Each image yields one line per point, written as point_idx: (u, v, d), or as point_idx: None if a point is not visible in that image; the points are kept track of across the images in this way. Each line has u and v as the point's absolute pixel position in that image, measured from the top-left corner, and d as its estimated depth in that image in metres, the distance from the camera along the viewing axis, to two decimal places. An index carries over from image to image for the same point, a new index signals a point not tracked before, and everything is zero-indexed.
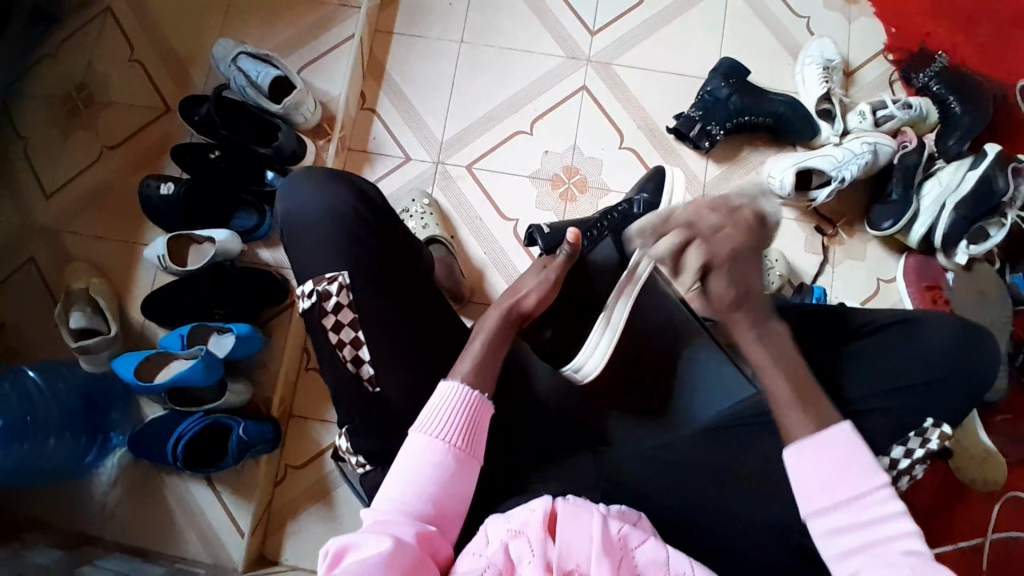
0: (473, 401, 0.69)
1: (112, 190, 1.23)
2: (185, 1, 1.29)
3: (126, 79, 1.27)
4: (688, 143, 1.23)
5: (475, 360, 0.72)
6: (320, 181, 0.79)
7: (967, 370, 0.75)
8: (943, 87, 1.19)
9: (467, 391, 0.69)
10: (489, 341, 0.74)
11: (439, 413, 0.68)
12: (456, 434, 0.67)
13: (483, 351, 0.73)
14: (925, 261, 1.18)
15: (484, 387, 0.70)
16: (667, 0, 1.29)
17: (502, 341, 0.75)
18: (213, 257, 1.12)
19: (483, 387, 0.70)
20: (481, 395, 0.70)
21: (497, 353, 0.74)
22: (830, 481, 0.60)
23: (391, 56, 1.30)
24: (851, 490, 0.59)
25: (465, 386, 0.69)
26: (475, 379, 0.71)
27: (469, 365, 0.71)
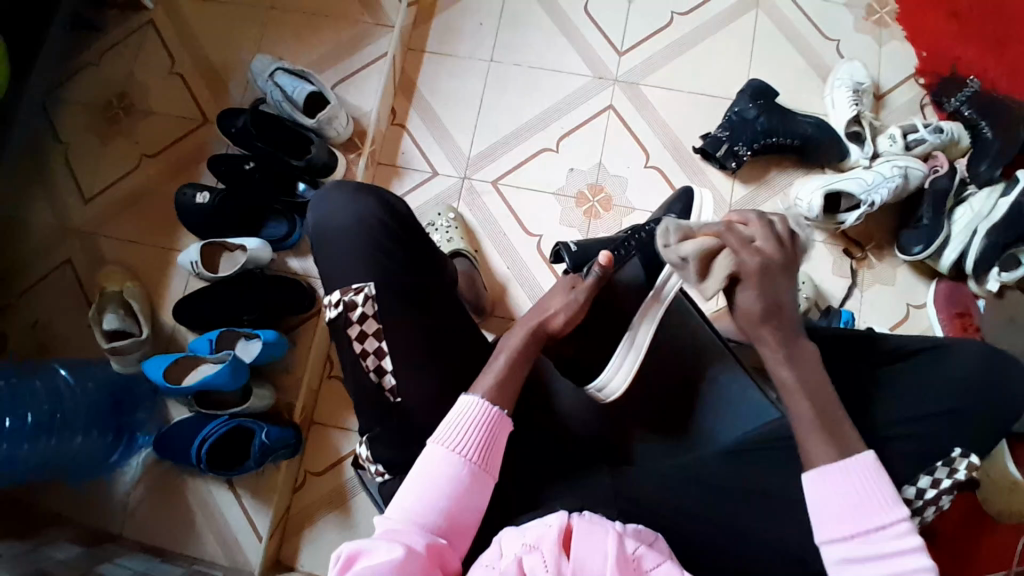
0: (492, 416, 0.69)
1: (149, 196, 1.27)
2: (227, 18, 1.34)
3: (168, 91, 1.32)
4: (714, 164, 1.23)
5: (497, 376, 0.73)
6: (351, 193, 0.82)
7: (1000, 401, 0.73)
8: (975, 112, 1.19)
9: (486, 405, 0.69)
10: (513, 358, 0.75)
11: (461, 424, 0.68)
12: (473, 449, 0.68)
13: (505, 367, 0.74)
14: (955, 288, 1.15)
15: (505, 403, 0.71)
16: (695, 22, 1.30)
17: (525, 359, 0.76)
18: (244, 264, 1.15)
19: (503, 404, 0.71)
20: (501, 413, 0.70)
21: (520, 371, 0.74)
22: (846, 513, 0.63)
23: (421, 72, 1.32)
24: (870, 523, 0.62)
25: (486, 402, 0.70)
26: (496, 395, 0.71)
27: (490, 381, 0.72)
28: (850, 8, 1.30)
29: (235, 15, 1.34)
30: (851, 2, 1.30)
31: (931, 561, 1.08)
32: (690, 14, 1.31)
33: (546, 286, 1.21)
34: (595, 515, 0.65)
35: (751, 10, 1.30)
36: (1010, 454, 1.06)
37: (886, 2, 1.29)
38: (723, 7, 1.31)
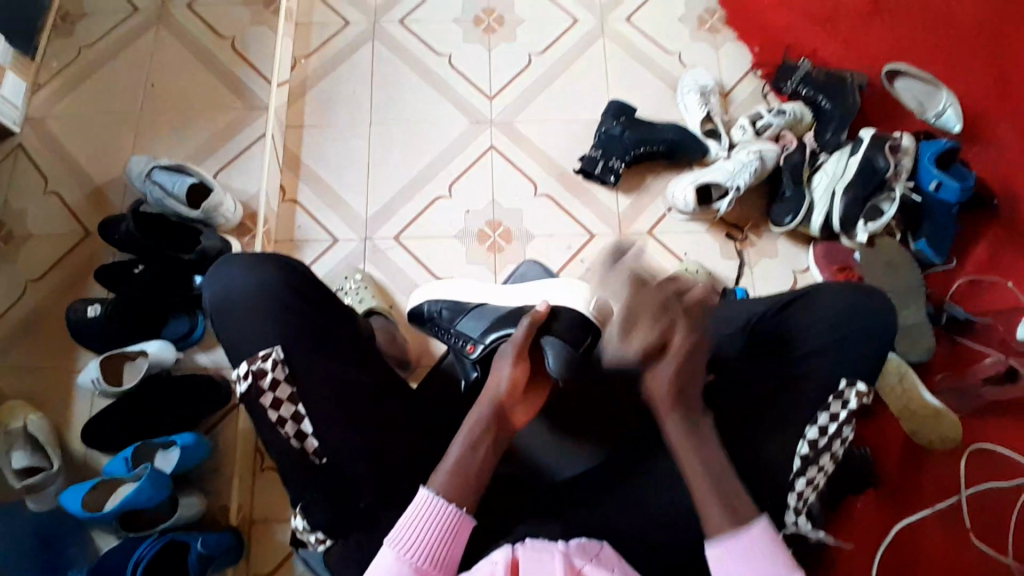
0: (451, 515, 0.66)
1: (42, 320, 1.21)
2: (99, 130, 1.33)
3: (46, 212, 1.27)
4: (596, 181, 1.32)
5: (450, 469, 0.69)
6: (247, 264, 0.81)
7: (869, 321, 0.81)
8: (811, 89, 1.34)
9: (442, 503, 0.67)
10: (468, 447, 0.71)
11: (414, 514, 0.66)
12: (421, 554, 0.65)
13: (459, 457, 0.70)
14: (830, 246, 1.28)
15: (465, 501, 0.68)
16: (552, 58, 1.41)
17: (485, 444, 0.71)
18: (148, 369, 1.11)
19: (461, 500, 0.68)
20: (458, 509, 0.67)
21: (477, 459, 0.70)
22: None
23: (304, 146, 1.35)
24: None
25: (439, 497, 0.67)
26: (452, 490, 0.68)
27: (445, 473, 0.69)
28: (683, 23, 1.45)
29: (104, 125, 1.33)
30: (683, 18, 1.46)
31: (880, 502, 1.15)
32: (545, 52, 1.42)
33: None
34: (538, 540, 0.66)
35: (599, 40, 1.43)
36: (926, 385, 1.16)
37: (712, 13, 1.46)
38: (573, 40, 1.43)
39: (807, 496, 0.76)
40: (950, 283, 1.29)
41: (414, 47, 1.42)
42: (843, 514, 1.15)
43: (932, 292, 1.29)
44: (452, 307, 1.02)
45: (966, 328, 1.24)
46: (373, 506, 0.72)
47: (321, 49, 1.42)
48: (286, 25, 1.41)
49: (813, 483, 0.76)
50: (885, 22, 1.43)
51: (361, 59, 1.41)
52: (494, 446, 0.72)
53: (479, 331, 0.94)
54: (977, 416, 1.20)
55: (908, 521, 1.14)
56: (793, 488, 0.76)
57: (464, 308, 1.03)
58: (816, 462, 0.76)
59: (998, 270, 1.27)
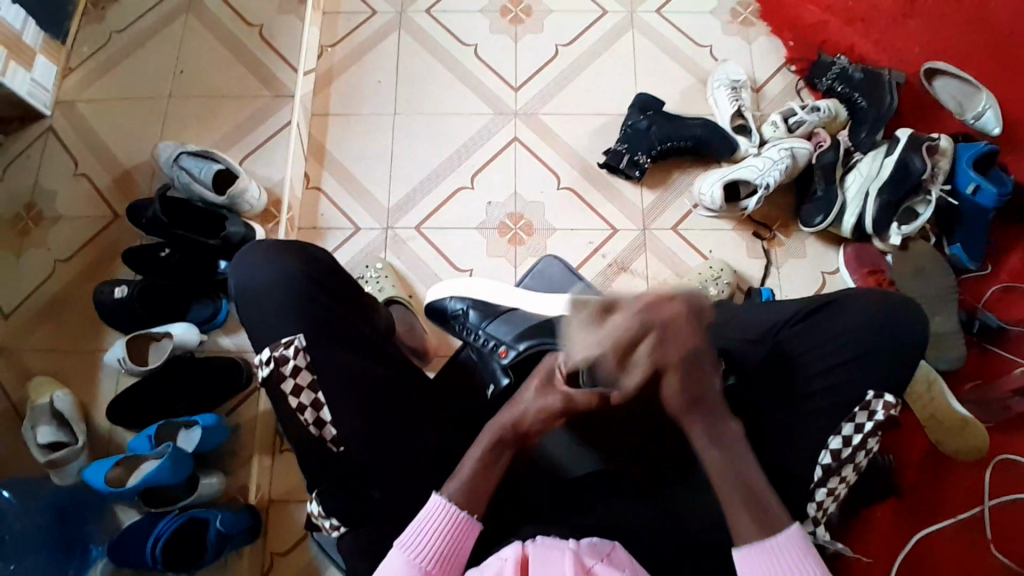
0: (461, 522, 0.66)
1: (70, 300, 1.23)
2: (128, 113, 1.35)
3: (75, 194, 1.29)
4: (621, 175, 1.30)
5: (465, 479, 0.68)
6: (271, 253, 0.81)
7: (901, 330, 0.78)
8: (846, 86, 1.31)
9: (454, 510, 0.66)
10: (483, 458, 0.69)
11: (427, 521, 0.66)
12: (432, 561, 0.64)
13: (473, 467, 0.69)
14: (861, 248, 1.24)
15: (474, 507, 0.67)
16: (580, 50, 1.39)
17: (502, 456, 0.70)
18: (172, 350, 1.13)
19: (470, 508, 0.67)
20: (469, 516, 0.67)
21: (493, 467, 0.70)
22: None
23: (329, 135, 1.35)
24: None
25: (451, 503, 0.67)
26: (465, 498, 0.67)
27: (460, 479, 0.68)
28: (716, 16, 1.42)
29: (134, 109, 1.35)
30: (715, 11, 1.42)
31: (902, 512, 1.12)
32: (573, 43, 1.40)
33: None
34: (550, 538, 0.65)
35: (628, 32, 1.41)
36: (953, 393, 1.13)
37: (746, 5, 1.42)
38: (602, 33, 1.41)
39: (826, 507, 0.76)
40: (984, 291, 1.25)
41: (442, 37, 1.41)
42: (863, 521, 1.12)
43: (963, 299, 1.24)
44: (480, 308, 1.05)
45: (998, 337, 1.20)
46: (388, 498, 0.72)
47: (348, 38, 1.42)
48: (314, 14, 1.41)
49: (834, 494, 0.75)
50: (925, 20, 1.39)
51: (388, 49, 1.41)
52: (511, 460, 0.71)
53: (509, 336, 0.95)
54: (1007, 428, 1.16)
55: (929, 530, 1.11)
56: (812, 498, 0.75)
57: (492, 310, 1.05)
58: (837, 473, 0.75)
59: None
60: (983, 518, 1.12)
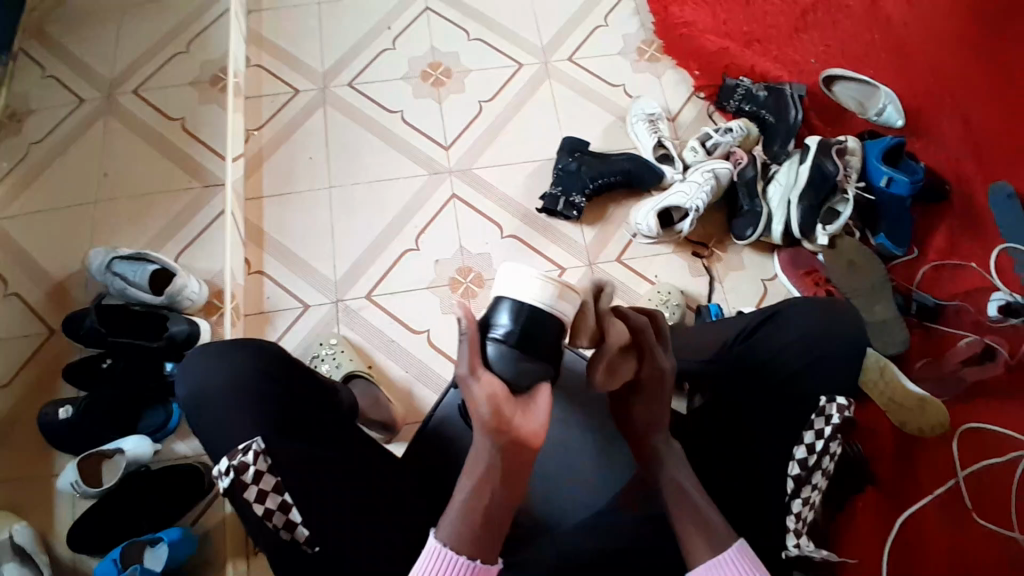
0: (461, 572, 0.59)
1: (10, 429, 1.16)
2: (55, 225, 1.31)
3: (7, 316, 1.24)
4: (560, 217, 1.33)
5: (460, 513, 0.61)
6: (220, 354, 0.79)
7: (838, 333, 0.83)
8: (753, 105, 1.40)
9: (447, 557, 0.60)
10: (474, 489, 0.60)
11: None
12: None
13: (464, 502, 0.61)
14: (794, 252, 1.30)
15: (472, 550, 0.60)
16: (502, 103, 1.45)
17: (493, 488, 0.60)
18: (126, 467, 1.08)
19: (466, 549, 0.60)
20: (467, 558, 0.60)
21: (488, 502, 0.60)
22: None
23: (267, 218, 1.35)
24: None
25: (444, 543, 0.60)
26: (457, 542, 0.60)
27: (453, 515, 0.61)
28: (623, 56, 1.50)
29: (60, 219, 1.32)
30: (622, 51, 1.51)
31: (882, 501, 1.15)
32: (495, 98, 1.45)
33: (449, 375, 1.23)
34: None
35: (545, 81, 1.47)
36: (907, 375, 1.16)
37: (650, 43, 1.52)
38: (520, 85, 1.47)
39: (806, 517, 0.74)
40: (915, 274, 1.32)
41: (367, 108, 1.45)
42: (847, 517, 1.13)
43: (897, 284, 1.31)
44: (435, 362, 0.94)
45: (937, 314, 1.27)
46: None
47: (273, 120, 1.44)
48: (235, 101, 1.43)
49: (809, 503, 0.75)
50: (813, 35, 1.50)
51: (315, 126, 1.43)
52: (507, 487, 0.60)
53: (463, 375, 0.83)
54: (962, 400, 1.21)
55: (913, 512, 1.14)
56: (789, 511, 0.74)
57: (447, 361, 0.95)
58: (807, 481, 0.75)
59: (959, 254, 1.31)
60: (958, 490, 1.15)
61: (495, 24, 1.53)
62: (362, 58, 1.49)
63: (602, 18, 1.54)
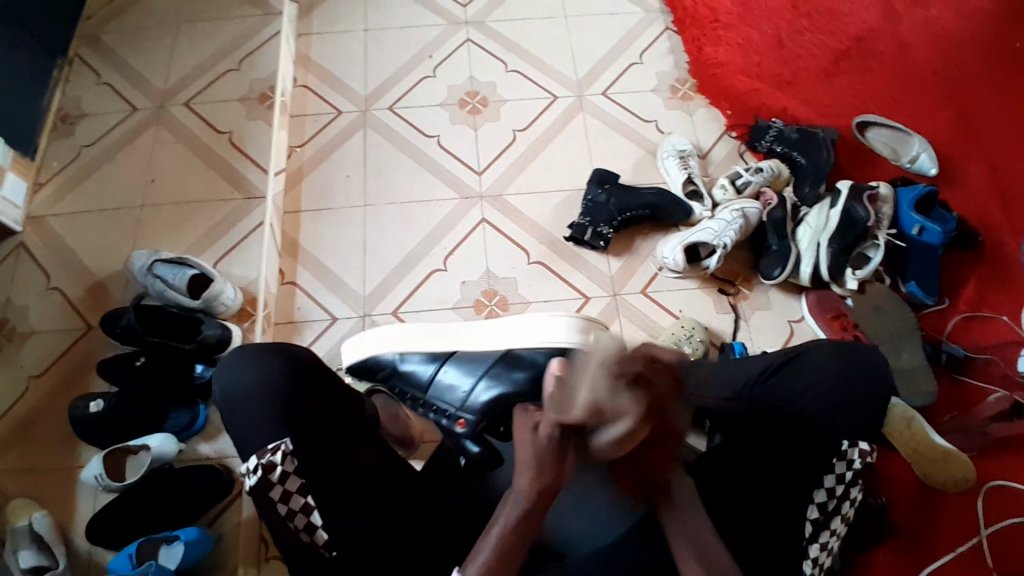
0: None
1: (41, 420, 1.20)
2: (101, 225, 1.37)
3: (49, 310, 1.29)
4: (587, 246, 1.35)
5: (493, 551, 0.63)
6: (256, 355, 0.80)
7: (865, 372, 0.82)
8: (785, 146, 1.41)
9: None
10: (511, 533, 0.63)
11: None
12: None
13: (499, 546, 0.63)
14: (822, 295, 1.30)
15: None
16: (535, 133, 1.49)
17: (528, 532, 0.64)
18: (149, 464, 1.10)
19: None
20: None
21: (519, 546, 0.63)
22: None
23: (301, 231, 1.39)
24: None
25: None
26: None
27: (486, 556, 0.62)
28: (657, 93, 1.54)
29: (107, 220, 1.38)
30: (656, 89, 1.54)
31: (903, 554, 1.11)
32: (529, 128, 1.49)
33: None
34: None
35: (579, 114, 1.51)
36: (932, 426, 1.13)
37: (683, 82, 1.55)
38: (554, 116, 1.51)
39: (823, 562, 0.77)
40: (945, 323, 1.30)
41: (405, 131, 1.50)
42: (864, 569, 1.10)
43: (927, 333, 1.29)
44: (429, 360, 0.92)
45: (966, 365, 1.24)
46: None
47: (315, 138, 1.49)
48: (279, 119, 1.49)
49: (827, 548, 0.77)
50: (847, 81, 1.52)
51: (354, 146, 1.48)
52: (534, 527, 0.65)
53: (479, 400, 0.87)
54: (992, 455, 1.17)
55: (933, 570, 1.10)
56: (807, 556, 0.76)
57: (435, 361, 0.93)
58: (826, 527, 0.77)
59: (990, 306, 1.30)
60: (984, 551, 1.11)
61: (533, 57, 1.58)
62: (404, 84, 1.55)
63: (637, 56, 1.58)
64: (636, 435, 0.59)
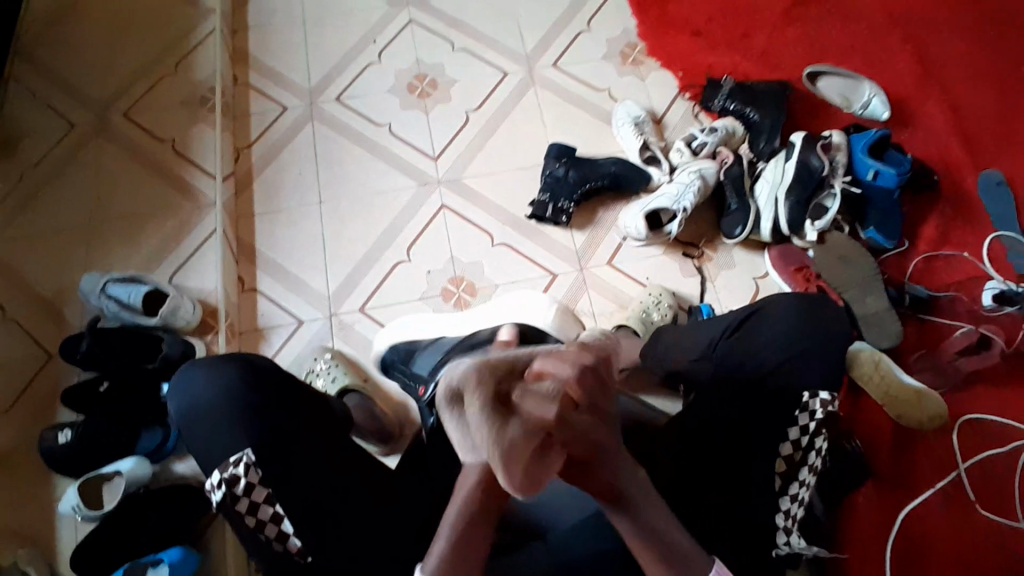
0: None
1: (10, 457, 1.16)
2: (48, 249, 1.32)
3: (5, 342, 1.25)
4: (549, 223, 1.35)
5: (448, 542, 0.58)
6: (211, 370, 0.79)
7: (820, 316, 0.84)
8: (738, 103, 1.40)
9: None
10: (461, 528, 0.58)
11: None
12: None
13: (454, 540, 0.58)
14: (784, 249, 1.30)
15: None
16: (488, 112, 1.46)
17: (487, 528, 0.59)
18: (125, 489, 1.08)
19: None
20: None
21: (475, 543, 0.59)
22: None
23: (258, 234, 1.36)
24: None
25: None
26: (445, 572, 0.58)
27: (440, 553, 0.58)
28: (607, 60, 1.51)
29: (54, 244, 1.33)
30: (607, 56, 1.52)
31: (882, 493, 1.15)
32: (481, 107, 1.46)
33: None
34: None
35: (530, 88, 1.48)
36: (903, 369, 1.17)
37: (634, 46, 1.53)
38: (506, 93, 1.48)
39: (795, 514, 0.76)
40: (907, 266, 1.32)
41: (354, 122, 1.46)
42: (847, 512, 1.13)
43: (890, 277, 1.31)
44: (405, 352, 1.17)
45: (931, 305, 1.26)
46: None
47: (262, 138, 1.45)
48: (222, 121, 1.44)
49: (798, 500, 0.76)
50: (795, 31, 1.51)
51: (304, 142, 1.44)
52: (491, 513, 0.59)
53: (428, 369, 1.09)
54: (959, 389, 1.21)
55: (910, 505, 1.14)
56: (778, 508, 0.76)
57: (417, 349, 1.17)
58: (795, 478, 0.77)
59: (949, 245, 1.32)
60: (959, 481, 1.15)
61: (479, 34, 1.54)
62: (349, 73, 1.51)
63: (585, 24, 1.55)
64: (545, 456, 0.50)
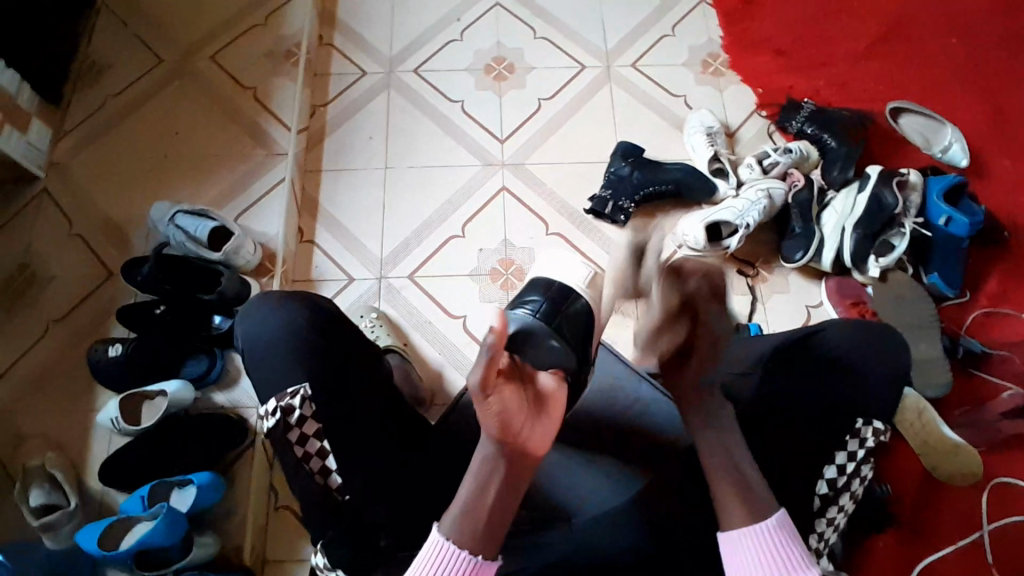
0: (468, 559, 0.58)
1: (61, 364, 1.22)
2: (122, 173, 1.38)
3: (70, 254, 1.31)
4: (606, 220, 1.35)
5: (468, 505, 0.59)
6: (275, 304, 0.81)
7: (878, 350, 0.82)
8: (816, 127, 1.38)
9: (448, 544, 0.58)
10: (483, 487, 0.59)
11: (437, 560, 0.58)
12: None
13: (473, 501, 0.59)
14: (842, 281, 1.28)
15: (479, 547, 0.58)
16: (561, 103, 1.47)
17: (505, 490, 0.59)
18: (166, 409, 1.12)
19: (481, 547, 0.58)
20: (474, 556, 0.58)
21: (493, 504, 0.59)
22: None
23: (322, 190, 1.39)
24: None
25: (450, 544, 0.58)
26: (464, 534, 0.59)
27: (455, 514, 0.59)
28: (687, 67, 1.51)
29: (128, 169, 1.38)
30: (687, 63, 1.51)
31: (906, 541, 1.12)
32: (554, 97, 1.47)
33: None
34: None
35: (606, 85, 1.48)
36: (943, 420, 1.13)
37: (716, 57, 1.51)
38: (580, 87, 1.48)
39: (828, 538, 0.76)
40: (964, 317, 1.28)
41: (428, 94, 1.48)
42: (865, 554, 1.11)
43: (945, 325, 1.27)
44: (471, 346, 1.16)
45: (983, 361, 1.23)
46: (393, 545, 0.71)
47: (338, 98, 1.48)
48: (305, 77, 1.48)
49: (834, 525, 0.76)
50: (883, 64, 1.48)
51: (378, 108, 1.46)
52: (510, 485, 0.60)
53: None
54: (1002, 450, 1.17)
55: (933, 558, 1.10)
56: (813, 529, 0.75)
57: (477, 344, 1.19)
58: (835, 502, 0.76)
59: (1012, 303, 1.27)
60: (986, 544, 1.12)
61: (561, 23, 1.55)
62: (430, 47, 1.53)
63: (670, 28, 1.54)
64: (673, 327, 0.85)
